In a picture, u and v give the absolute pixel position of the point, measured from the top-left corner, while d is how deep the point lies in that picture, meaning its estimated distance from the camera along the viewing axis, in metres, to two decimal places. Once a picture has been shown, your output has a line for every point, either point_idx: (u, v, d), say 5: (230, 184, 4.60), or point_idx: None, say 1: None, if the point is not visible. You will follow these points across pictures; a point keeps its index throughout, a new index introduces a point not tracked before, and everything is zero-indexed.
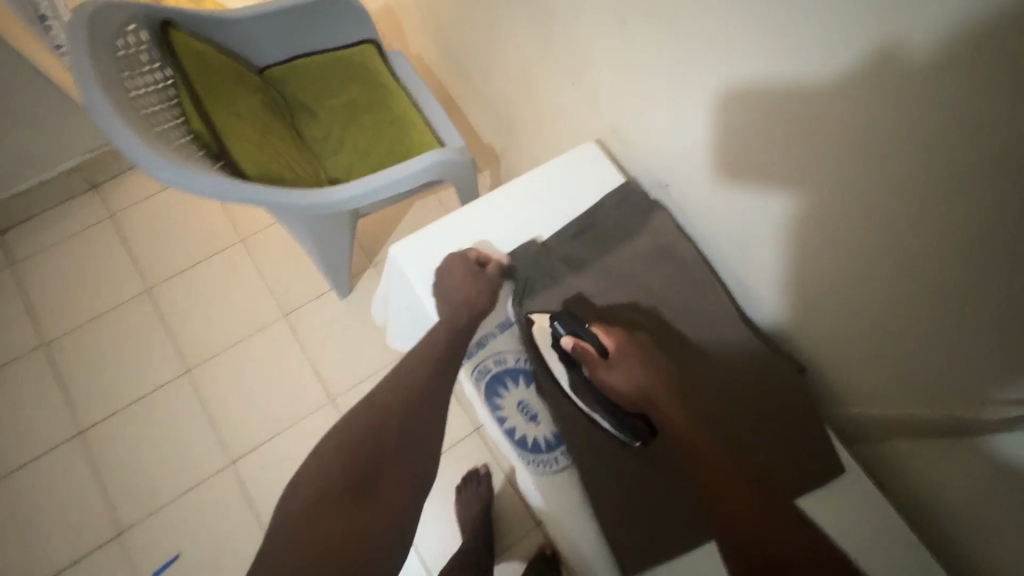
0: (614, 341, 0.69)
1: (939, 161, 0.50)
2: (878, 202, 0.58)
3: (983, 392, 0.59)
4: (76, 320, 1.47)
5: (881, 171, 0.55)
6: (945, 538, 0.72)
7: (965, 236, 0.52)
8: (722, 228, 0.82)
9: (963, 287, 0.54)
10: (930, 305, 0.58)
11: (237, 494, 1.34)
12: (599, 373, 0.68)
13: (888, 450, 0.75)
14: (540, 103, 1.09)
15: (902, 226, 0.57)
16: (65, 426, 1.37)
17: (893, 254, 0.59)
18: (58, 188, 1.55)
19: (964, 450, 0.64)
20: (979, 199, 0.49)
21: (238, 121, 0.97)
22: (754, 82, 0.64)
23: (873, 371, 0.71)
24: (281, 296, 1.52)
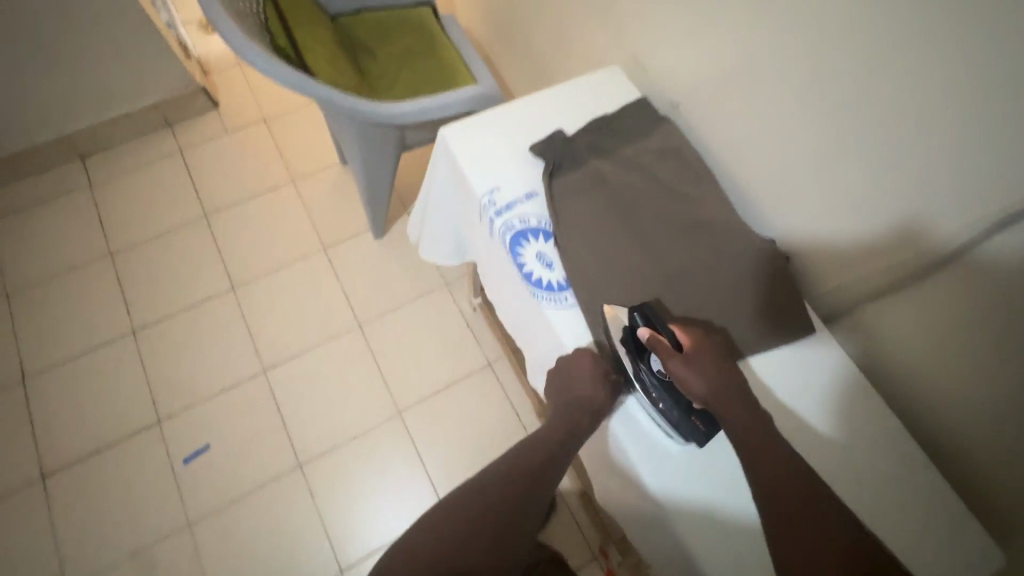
0: (687, 336, 0.71)
1: (906, 34, 0.63)
2: (866, 64, 0.68)
3: (928, 232, 0.70)
4: (140, 236, 1.64)
5: (864, 45, 0.68)
6: (917, 410, 0.79)
7: (937, 85, 0.63)
8: (726, 141, 0.93)
9: (918, 149, 0.67)
10: (891, 169, 0.71)
11: (266, 398, 1.46)
12: (672, 365, 0.68)
13: (904, 365, 0.79)
14: (573, 54, 1.24)
15: (887, 85, 0.67)
16: (122, 325, 1.52)
17: (876, 111, 0.70)
18: (138, 122, 1.75)
19: (919, 301, 0.74)
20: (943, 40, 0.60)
21: (314, 44, 1.14)
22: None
23: (916, 295, 0.74)
24: (323, 231, 1.67)
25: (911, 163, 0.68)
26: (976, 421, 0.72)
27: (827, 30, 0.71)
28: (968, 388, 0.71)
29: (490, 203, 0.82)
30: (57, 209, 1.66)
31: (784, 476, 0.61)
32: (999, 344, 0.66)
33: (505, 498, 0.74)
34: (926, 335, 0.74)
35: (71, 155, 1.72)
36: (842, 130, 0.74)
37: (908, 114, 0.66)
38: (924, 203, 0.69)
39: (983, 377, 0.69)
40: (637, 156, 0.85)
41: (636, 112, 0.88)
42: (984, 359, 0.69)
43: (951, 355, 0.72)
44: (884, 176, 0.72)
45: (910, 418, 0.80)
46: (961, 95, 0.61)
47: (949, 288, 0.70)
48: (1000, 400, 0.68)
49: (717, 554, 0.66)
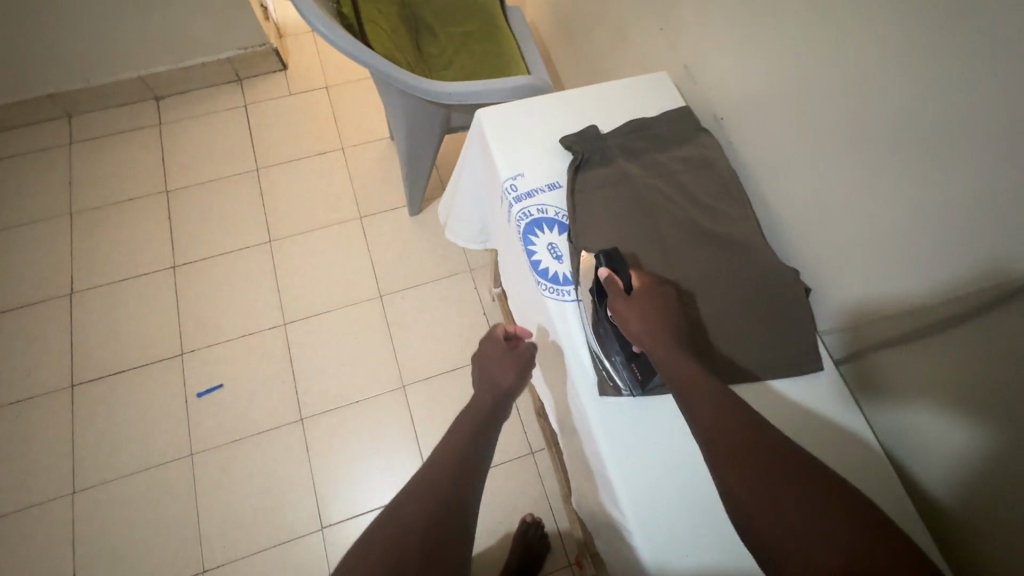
0: (641, 283, 0.71)
1: (965, 67, 0.59)
2: (915, 100, 0.65)
3: (957, 283, 0.64)
4: (196, 179, 1.74)
5: (916, 81, 0.64)
6: (920, 473, 0.73)
7: (982, 131, 0.59)
8: (764, 162, 0.90)
9: (957, 192, 0.62)
10: (926, 208, 0.66)
11: (282, 349, 1.52)
12: (616, 304, 0.69)
13: (907, 416, 0.74)
14: (628, 56, 1.22)
15: (933, 126, 0.63)
16: (165, 258, 1.62)
17: (918, 150, 0.66)
18: (212, 73, 1.85)
19: (935, 354, 0.68)
20: (999, 84, 0.57)
21: (378, 16, 1.17)
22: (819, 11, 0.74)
23: (925, 344, 0.69)
24: (362, 200, 1.72)
25: (948, 206, 0.63)
26: (980, 483, 0.65)
27: (883, 55, 0.67)
28: (971, 446, 0.66)
29: (512, 189, 0.82)
30: (127, 142, 1.78)
31: (730, 429, 0.55)
32: (1004, 404, 0.61)
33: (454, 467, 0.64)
34: (932, 386, 0.70)
35: (148, 95, 1.84)
36: (879, 165, 0.71)
37: (954, 152, 0.62)
38: (951, 254, 0.64)
39: (991, 442, 0.63)
40: (668, 162, 0.83)
41: (676, 120, 0.87)
42: (986, 417, 0.63)
43: (954, 409, 0.67)
44: (918, 216, 0.67)
45: (909, 477, 0.75)
46: (1015, 136, 0.56)
47: (964, 338, 0.64)
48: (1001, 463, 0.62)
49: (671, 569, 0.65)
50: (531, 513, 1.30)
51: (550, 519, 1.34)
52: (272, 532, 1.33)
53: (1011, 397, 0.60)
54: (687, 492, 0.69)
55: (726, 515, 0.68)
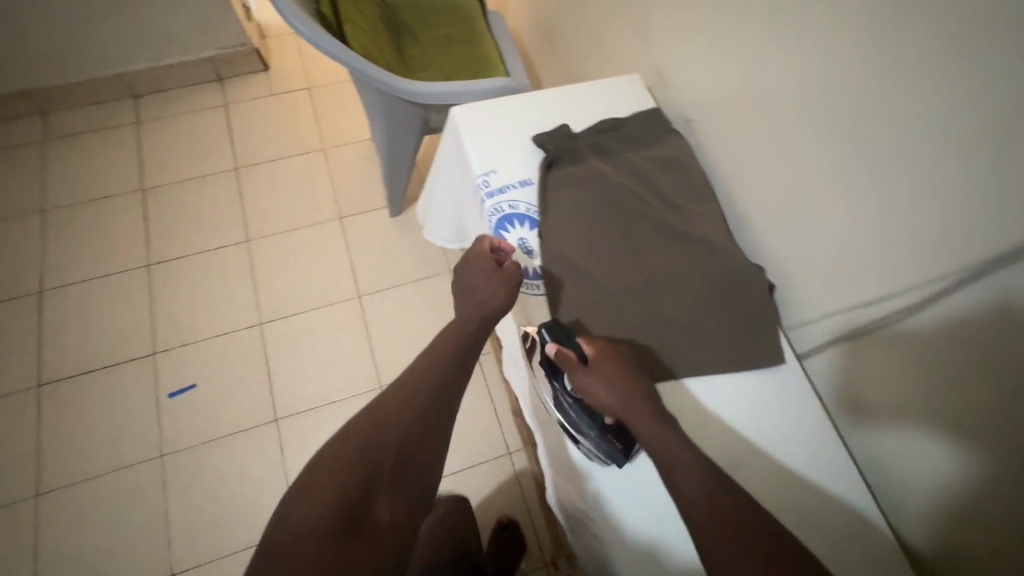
0: (595, 349, 0.69)
1: (929, 69, 0.62)
2: (883, 100, 0.68)
3: (920, 281, 0.67)
4: (173, 177, 1.72)
5: (883, 83, 0.67)
6: (880, 465, 0.78)
7: (947, 130, 0.62)
8: (733, 165, 0.92)
9: (921, 193, 0.65)
10: (895, 206, 0.68)
11: (258, 350, 1.50)
12: (578, 378, 0.67)
13: (871, 413, 0.78)
14: (604, 61, 1.24)
15: (899, 125, 0.66)
16: (139, 257, 1.60)
17: (885, 151, 0.69)
18: (193, 72, 1.84)
19: (901, 354, 0.72)
20: (961, 85, 0.60)
21: (358, 16, 1.18)
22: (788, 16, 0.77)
23: (890, 345, 0.73)
24: (342, 201, 1.71)
25: (917, 199, 0.66)
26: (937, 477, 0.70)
27: (851, 57, 0.70)
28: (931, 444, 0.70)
29: (484, 184, 0.83)
30: (103, 140, 1.76)
31: (716, 509, 0.55)
32: (972, 405, 0.65)
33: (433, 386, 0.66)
34: (897, 386, 0.73)
35: (126, 93, 1.82)
36: (847, 165, 0.73)
37: (921, 148, 0.65)
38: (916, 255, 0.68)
39: (955, 440, 0.68)
40: (637, 162, 0.85)
41: (647, 122, 0.89)
42: (953, 419, 0.67)
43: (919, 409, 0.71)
44: (887, 211, 0.69)
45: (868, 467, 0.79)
46: (980, 130, 0.59)
47: (935, 330, 0.67)
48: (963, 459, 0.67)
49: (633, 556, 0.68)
50: (506, 513, 1.30)
51: (526, 520, 1.33)
52: (243, 535, 1.31)
53: (978, 400, 0.64)
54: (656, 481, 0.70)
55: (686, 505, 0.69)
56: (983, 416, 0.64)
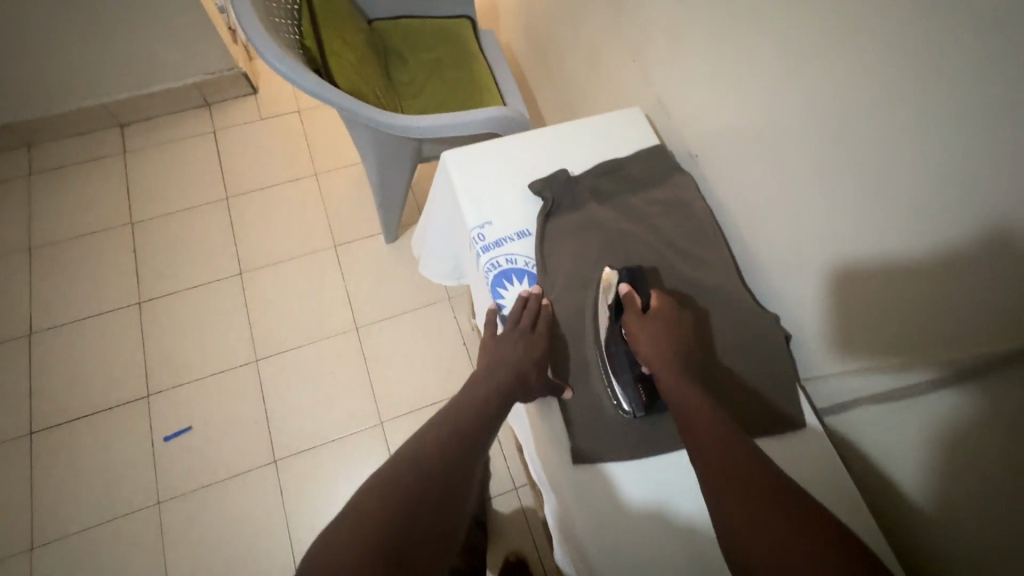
0: (659, 303, 0.71)
1: (935, 122, 0.57)
2: (889, 148, 0.62)
3: (938, 346, 0.62)
4: (163, 209, 1.68)
5: (888, 130, 0.61)
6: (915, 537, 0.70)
7: (955, 187, 0.56)
8: (740, 202, 0.88)
9: (931, 252, 0.60)
10: (906, 262, 0.63)
11: (254, 387, 1.46)
12: (631, 321, 0.69)
13: (889, 484, 0.71)
14: (602, 84, 1.19)
15: (907, 177, 0.61)
16: (130, 294, 1.56)
17: (893, 203, 0.63)
18: (179, 98, 1.80)
19: (912, 422, 0.65)
20: (971, 140, 0.54)
21: (343, 48, 1.13)
22: (791, 50, 0.71)
23: (902, 414, 0.67)
24: (337, 229, 1.67)
25: (930, 266, 0.60)
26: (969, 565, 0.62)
27: (858, 103, 0.64)
28: (954, 525, 0.63)
29: (479, 238, 0.78)
30: (91, 172, 1.72)
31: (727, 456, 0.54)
32: (989, 490, 0.57)
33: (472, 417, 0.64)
34: (908, 455, 0.67)
35: (112, 122, 1.78)
36: (854, 214, 0.68)
37: (935, 213, 0.59)
38: (929, 317, 0.62)
39: (976, 524, 0.60)
40: (642, 207, 0.81)
41: (650, 161, 0.84)
42: (972, 498, 0.60)
43: (934, 482, 0.64)
44: (901, 275, 0.64)
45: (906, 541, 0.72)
46: (994, 199, 0.53)
47: (956, 412, 0.61)
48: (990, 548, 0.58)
49: (608, 560, 0.64)
50: (514, 553, 1.26)
51: (536, 558, 1.29)
52: None
53: (992, 480, 0.57)
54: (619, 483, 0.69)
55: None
56: (1005, 502, 0.56)
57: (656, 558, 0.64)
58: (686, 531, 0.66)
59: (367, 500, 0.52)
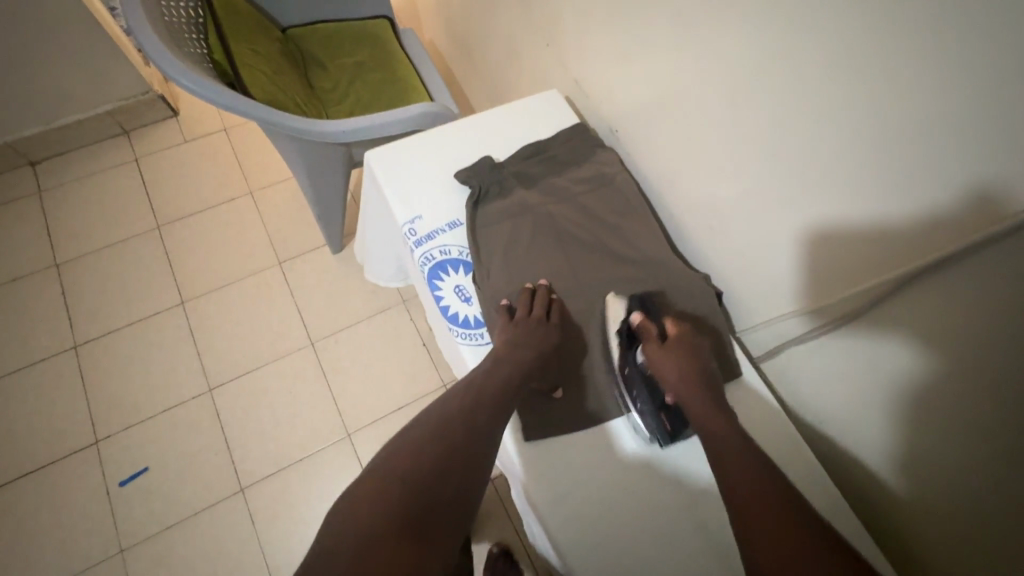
0: (677, 331, 0.72)
1: (820, 71, 0.61)
2: (786, 98, 0.66)
3: (858, 280, 0.66)
4: (90, 246, 1.60)
5: (783, 84, 0.66)
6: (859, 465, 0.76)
7: (846, 130, 0.61)
8: (665, 172, 0.91)
9: (839, 193, 0.64)
10: (819, 206, 0.67)
11: (210, 418, 1.41)
12: (650, 352, 0.70)
13: (833, 414, 0.77)
14: (523, 73, 1.21)
15: (806, 125, 0.65)
16: (63, 339, 1.48)
17: (799, 150, 0.67)
18: (93, 128, 1.71)
19: (846, 354, 0.71)
20: (852, 84, 0.58)
21: (255, 58, 1.10)
22: (689, 17, 0.75)
23: (837, 348, 0.72)
24: (279, 245, 1.63)
25: (835, 203, 0.65)
26: (912, 473, 0.67)
27: (756, 60, 0.68)
28: (893, 441, 0.69)
29: (411, 233, 0.79)
30: (4, 216, 1.61)
31: (755, 482, 0.56)
32: (918, 399, 0.64)
33: (468, 420, 0.64)
34: (847, 389, 0.73)
35: (21, 161, 1.67)
36: (765, 168, 0.73)
37: (832, 156, 0.63)
38: (844, 254, 0.67)
39: (911, 436, 0.66)
40: (569, 186, 0.83)
41: (573, 140, 0.86)
42: (905, 415, 0.66)
43: (873, 408, 0.70)
44: (810, 220, 0.69)
45: (853, 469, 0.77)
46: (880, 138, 0.58)
47: (872, 338, 0.67)
48: (926, 452, 0.64)
49: (559, 515, 0.67)
50: (496, 543, 1.27)
51: (519, 546, 1.30)
52: None
53: (924, 391, 0.63)
54: (569, 454, 0.71)
55: (656, 546, 0.67)
56: (931, 409, 0.62)
57: (607, 522, 0.67)
58: (639, 497, 0.69)
59: (359, 514, 0.53)
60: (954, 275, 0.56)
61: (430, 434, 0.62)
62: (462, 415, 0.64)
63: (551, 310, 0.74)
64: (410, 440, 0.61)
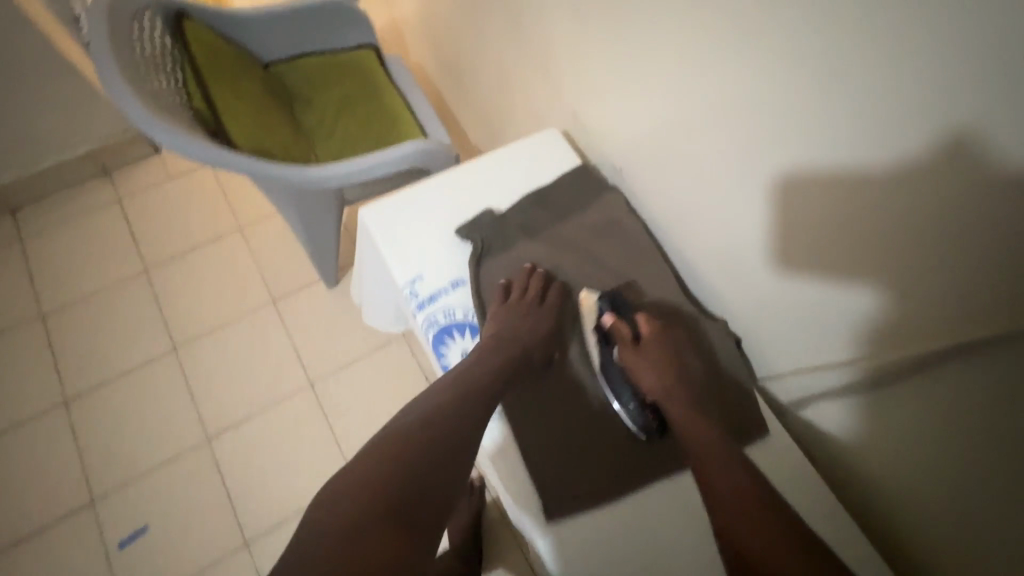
0: (648, 329, 0.77)
1: (838, 120, 0.57)
2: (800, 146, 0.62)
3: (891, 343, 0.63)
4: (76, 294, 1.54)
5: (797, 131, 0.61)
6: (899, 520, 0.73)
7: (873, 181, 0.57)
8: (673, 209, 0.88)
9: (867, 245, 0.61)
10: (845, 255, 0.64)
11: (209, 469, 1.36)
12: (626, 355, 0.76)
13: (868, 470, 0.75)
14: (518, 103, 1.18)
15: (825, 175, 0.61)
16: (52, 394, 1.42)
17: (819, 200, 0.63)
18: (74, 171, 1.65)
19: (880, 415, 0.69)
20: (875, 134, 0.54)
21: (237, 101, 1.05)
22: (685, 58, 0.71)
23: (872, 409, 0.69)
24: (273, 282, 1.58)
25: (858, 266, 0.63)
26: (953, 537, 0.66)
27: (763, 104, 0.64)
28: (937, 503, 0.66)
29: (413, 296, 0.77)
30: None
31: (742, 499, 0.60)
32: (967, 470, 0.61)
33: (442, 419, 0.66)
34: (885, 448, 0.71)
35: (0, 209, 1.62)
36: (782, 212, 0.69)
37: (855, 206, 0.60)
38: (878, 308, 0.63)
39: (957, 502, 0.63)
40: (576, 233, 0.83)
41: (577, 184, 0.85)
42: (950, 482, 0.63)
43: (915, 471, 0.67)
44: (828, 277, 0.67)
45: (890, 521, 0.75)
46: (913, 191, 0.54)
47: (896, 404, 0.66)
48: (975, 521, 0.62)
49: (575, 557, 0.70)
50: None
51: None
52: None
53: (974, 465, 0.59)
54: (592, 528, 0.71)
55: None
56: (981, 482, 0.59)
57: None
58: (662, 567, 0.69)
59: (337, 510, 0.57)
60: (985, 359, 0.54)
61: (404, 432, 0.64)
62: (434, 413, 0.66)
63: (523, 311, 0.76)
64: (384, 437, 0.64)
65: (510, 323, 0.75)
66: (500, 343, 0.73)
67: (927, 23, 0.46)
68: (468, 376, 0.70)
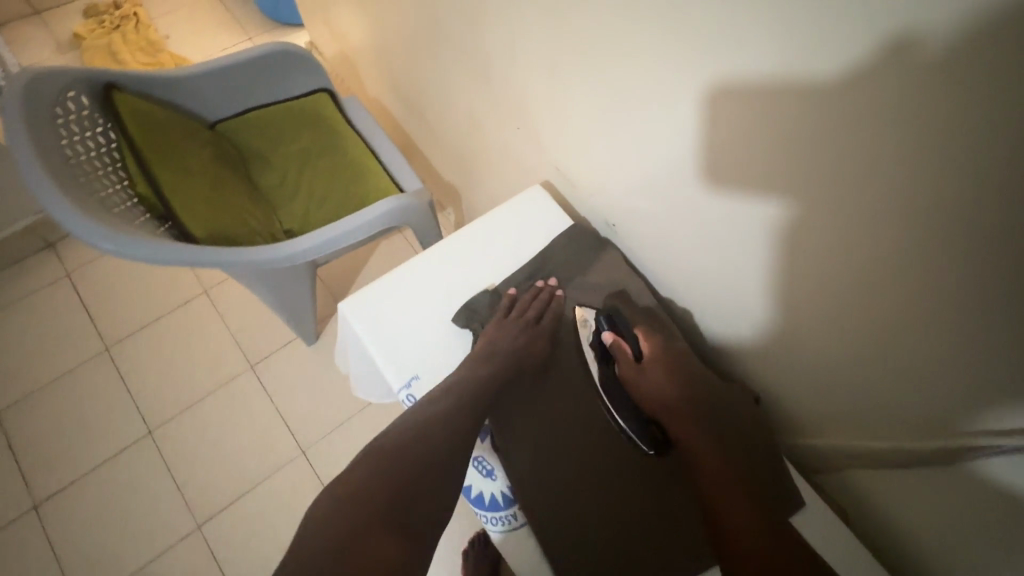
0: (652, 347, 0.78)
1: (848, 194, 0.52)
2: (807, 214, 0.57)
3: (934, 422, 0.60)
4: (32, 385, 1.42)
5: (802, 199, 0.57)
6: None
7: (893, 256, 0.52)
8: (673, 258, 0.84)
9: (890, 316, 0.57)
10: (865, 322, 0.60)
11: (204, 558, 1.28)
12: (628, 372, 0.78)
13: (914, 539, 0.72)
14: (491, 144, 1.13)
15: (837, 244, 0.57)
16: (19, 500, 1.31)
17: (831, 266, 0.59)
18: (12, 250, 1.52)
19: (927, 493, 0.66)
20: (893, 211, 0.50)
21: (185, 178, 0.96)
22: (672, 114, 0.65)
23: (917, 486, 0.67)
24: (249, 346, 1.49)
25: (883, 334, 0.59)
26: None
27: (762, 170, 0.59)
28: None
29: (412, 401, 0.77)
30: None
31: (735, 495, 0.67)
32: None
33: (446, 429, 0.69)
34: (933, 525, 0.68)
35: None
36: (792, 273, 0.64)
37: (873, 277, 0.56)
38: (904, 377, 0.60)
39: None
40: (580, 298, 0.86)
41: (574, 249, 0.87)
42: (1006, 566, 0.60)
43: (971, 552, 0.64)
44: (848, 339, 0.63)
45: None
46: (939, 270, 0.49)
47: (947, 484, 0.63)
48: None
49: None
50: None
51: None
52: None
53: None
54: None
55: None
56: None
57: None
58: None
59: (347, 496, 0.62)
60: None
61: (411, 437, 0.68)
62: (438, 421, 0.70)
63: (526, 325, 0.80)
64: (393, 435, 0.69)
65: (509, 336, 0.78)
66: (496, 355, 0.77)
67: (948, 108, 0.41)
68: (470, 389, 0.74)
